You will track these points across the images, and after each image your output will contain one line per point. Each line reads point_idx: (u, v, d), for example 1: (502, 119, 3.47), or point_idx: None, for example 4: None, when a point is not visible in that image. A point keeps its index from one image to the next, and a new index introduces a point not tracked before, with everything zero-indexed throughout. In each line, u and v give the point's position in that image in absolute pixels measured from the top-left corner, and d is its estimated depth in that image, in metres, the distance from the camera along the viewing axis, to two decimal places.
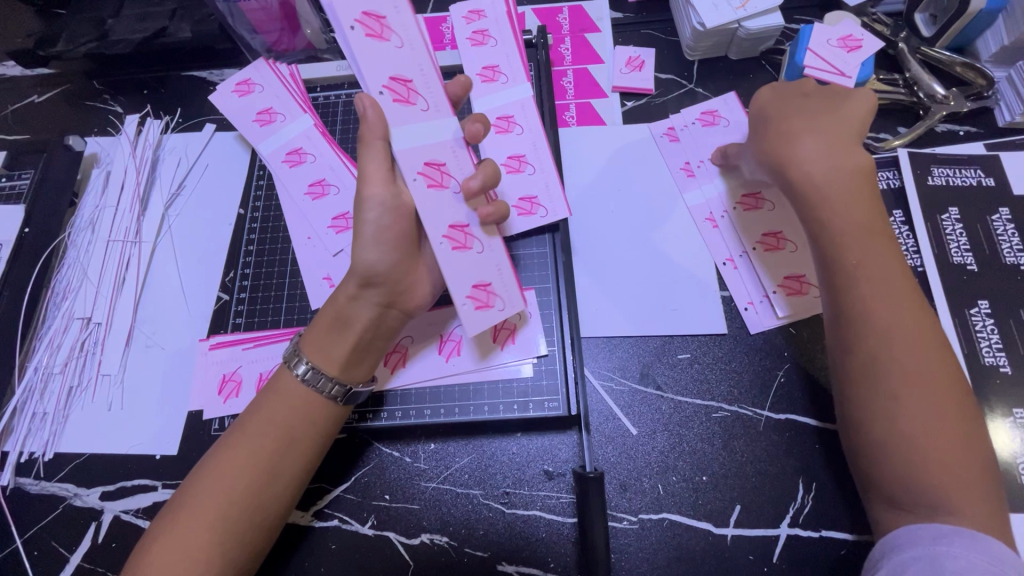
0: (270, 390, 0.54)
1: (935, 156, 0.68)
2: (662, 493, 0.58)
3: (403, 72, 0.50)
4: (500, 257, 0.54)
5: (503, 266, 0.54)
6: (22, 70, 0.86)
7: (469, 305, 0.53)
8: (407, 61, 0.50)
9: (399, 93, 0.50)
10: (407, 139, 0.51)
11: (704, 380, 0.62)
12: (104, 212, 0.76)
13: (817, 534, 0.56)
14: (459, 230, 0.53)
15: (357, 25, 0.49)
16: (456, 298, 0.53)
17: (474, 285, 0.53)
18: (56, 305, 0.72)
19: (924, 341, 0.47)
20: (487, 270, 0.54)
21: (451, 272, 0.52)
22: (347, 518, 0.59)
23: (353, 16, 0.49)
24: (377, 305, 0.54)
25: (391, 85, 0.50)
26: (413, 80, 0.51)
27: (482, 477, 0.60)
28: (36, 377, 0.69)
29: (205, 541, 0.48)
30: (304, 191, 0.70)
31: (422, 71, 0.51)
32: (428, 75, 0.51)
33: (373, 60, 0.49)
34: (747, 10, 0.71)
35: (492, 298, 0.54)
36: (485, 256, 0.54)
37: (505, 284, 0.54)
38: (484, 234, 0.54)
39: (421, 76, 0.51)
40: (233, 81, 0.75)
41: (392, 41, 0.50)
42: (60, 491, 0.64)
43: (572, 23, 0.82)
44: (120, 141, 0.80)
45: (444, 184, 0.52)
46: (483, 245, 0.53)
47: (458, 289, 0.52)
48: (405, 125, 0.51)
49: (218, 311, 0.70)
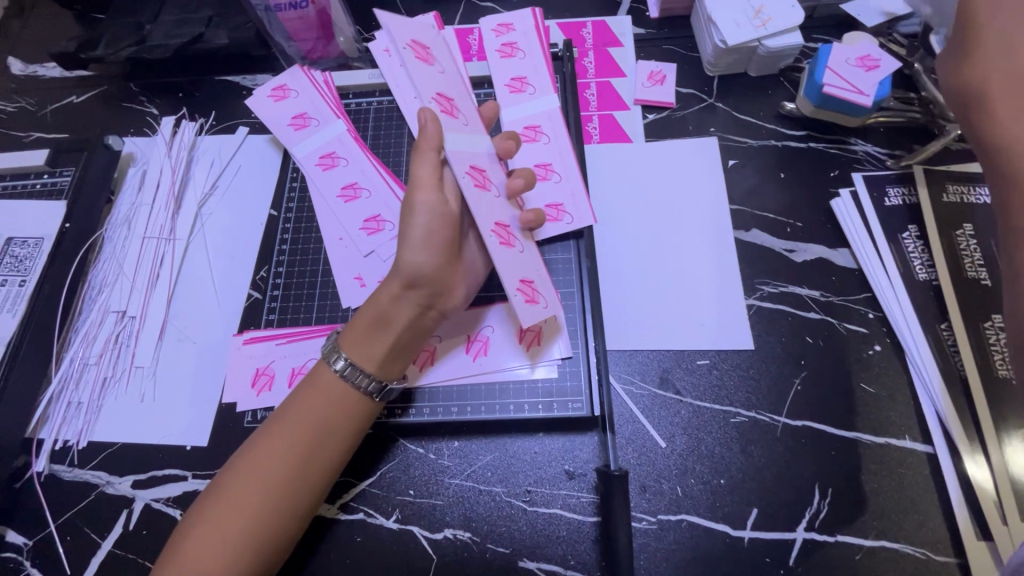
0: (308, 383, 0.56)
1: (950, 173, 0.69)
2: (681, 495, 0.59)
3: (447, 91, 0.57)
4: (535, 259, 0.58)
5: (540, 268, 0.58)
6: (63, 72, 0.90)
7: (519, 297, 0.55)
8: (449, 83, 0.59)
9: (446, 106, 0.56)
10: (456, 144, 0.55)
11: (722, 386, 0.63)
12: (140, 210, 0.79)
13: (832, 539, 0.57)
14: (503, 228, 0.56)
15: (408, 48, 0.57)
16: (508, 289, 0.54)
17: (521, 279, 0.56)
18: (92, 299, 0.75)
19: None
20: (529, 269, 0.57)
21: (501, 265, 0.54)
22: (373, 512, 0.61)
23: (406, 39, 0.57)
24: (419, 304, 0.56)
25: (436, 99, 0.56)
26: (456, 99, 0.58)
27: (504, 475, 0.62)
28: (72, 368, 0.71)
29: (243, 526, 0.50)
30: (337, 194, 0.73)
31: (460, 94, 0.59)
32: (466, 100, 0.59)
33: (426, 78, 0.56)
34: (767, 29, 0.74)
35: (536, 294, 0.56)
36: (524, 256, 0.57)
37: (545, 285, 0.58)
38: (523, 236, 0.58)
39: (462, 97, 0.59)
40: (269, 86, 0.77)
41: (438, 66, 0.59)
42: (93, 479, 0.66)
43: (595, 38, 0.85)
44: (157, 142, 0.83)
45: (486, 187, 0.56)
46: (523, 246, 0.58)
47: (508, 281, 0.54)
48: (453, 131, 0.55)
49: (249, 308, 0.73)
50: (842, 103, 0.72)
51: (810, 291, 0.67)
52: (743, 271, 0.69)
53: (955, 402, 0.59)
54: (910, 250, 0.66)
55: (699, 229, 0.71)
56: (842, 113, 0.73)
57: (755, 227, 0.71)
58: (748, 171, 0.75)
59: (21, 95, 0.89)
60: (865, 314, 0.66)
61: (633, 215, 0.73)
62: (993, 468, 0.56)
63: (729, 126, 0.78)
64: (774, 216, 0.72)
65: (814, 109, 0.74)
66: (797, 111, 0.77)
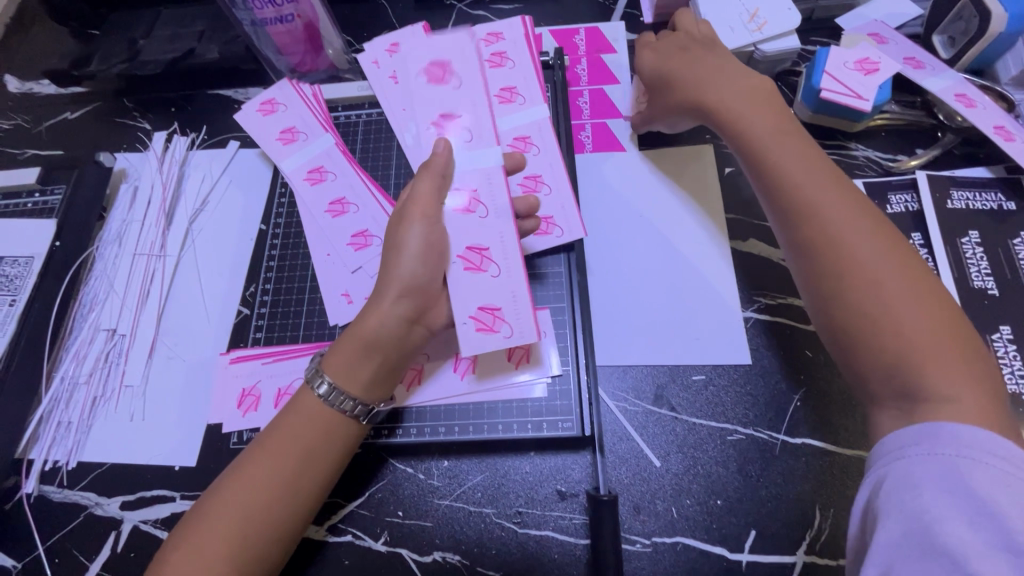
0: (291, 407, 0.55)
1: (954, 179, 0.68)
2: (675, 516, 0.58)
3: (451, 110, 0.60)
4: (516, 286, 0.55)
5: (518, 294, 0.55)
6: (57, 89, 0.90)
7: (470, 325, 0.54)
8: (461, 101, 0.61)
9: (444, 126, 0.60)
10: (448, 161, 0.59)
11: (718, 402, 0.62)
12: (130, 227, 0.79)
13: (834, 562, 0.55)
14: (476, 252, 0.55)
15: (423, 75, 0.62)
16: (458, 318, 0.54)
17: (482, 306, 0.54)
18: (83, 317, 0.74)
19: (865, 219, 0.51)
20: (499, 295, 0.55)
21: (458, 290, 0.54)
22: (361, 534, 0.60)
23: (421, 68, 0.62)
24: (406, 322, 0.54)
25: (438, 121, 0.60)
26: (461, 114, 0.60)
27: (494, 496, 0.60)
28: (61, 387, 0.71)
29: (221, 557, 0.49)
30: (325, 209, 0.72)
31: (469, 109, 0.60)
32: (476, 114, 0.60)
33: (428, 99, 0.61)
34: (763, 33, 0.72)
35: (497, 323, 0.54)
36: (499, 282, 0.55)
37: (515, 312, 0.54)
38: (503, 258, 0.55)
39: (470, 112, 0.60)
40: (258, 101, 0.77)
41: (451, 84, 0.61)
42: (82, 500, 0.65)
43: (588, 44, 0.84)
44: (149, 157, 0.83)
45: (474, 209, 0.56)
46: (500, 269, 0.55)
47: (460, 308, 0.54)
48: (450, 148, 0.59)
49: (237, 325, 0.72)
50: (840, 108, 0.70)
51: None
52: (740, 283, 0.67)
53: None
54: None
55: (693, 239, 0.70)
56: (841, 118, 0.71)
57: (753, 237, 0.69)
58: (745, 179, 0.73)
59: (16, 112, 0.89)
60: None
61: (627, 224, 0.72)
62: None
63: None
64: None
65: (811, 114, 0.73)
66: (794, 116, 0.75)
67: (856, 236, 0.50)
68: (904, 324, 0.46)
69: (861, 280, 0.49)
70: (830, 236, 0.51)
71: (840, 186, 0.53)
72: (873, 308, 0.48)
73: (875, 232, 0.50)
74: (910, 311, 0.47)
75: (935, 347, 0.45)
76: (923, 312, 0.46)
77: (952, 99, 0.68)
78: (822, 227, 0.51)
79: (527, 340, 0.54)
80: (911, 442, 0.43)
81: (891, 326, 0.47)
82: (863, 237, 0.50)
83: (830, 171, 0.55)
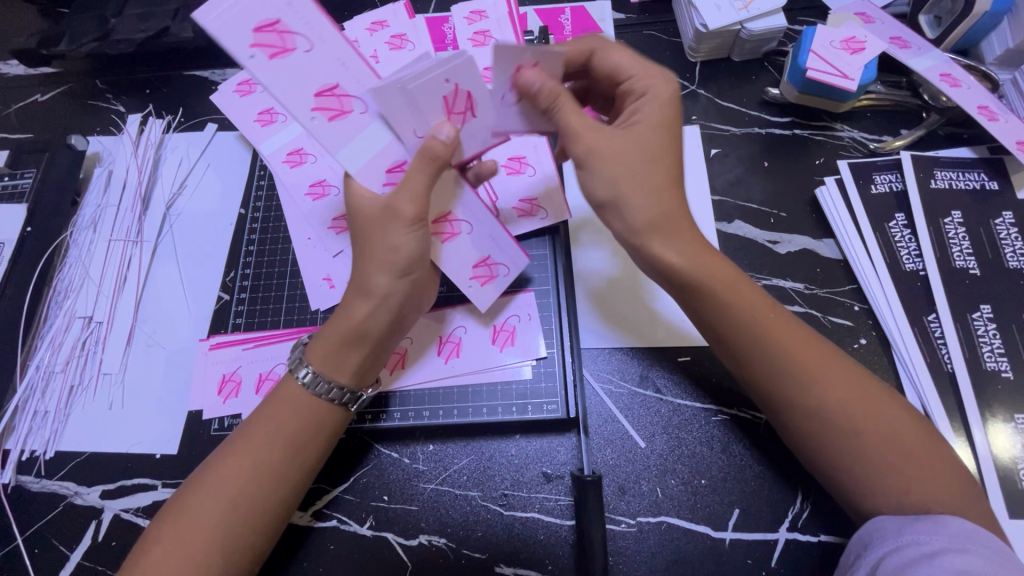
0: (273, 398, 0.54)
1: (937, 159, 0.68)
2: (660, 496, 0.58)
3: (325, 82, 0.48)
4: (493, 229, 0.56)
5: (496, 233, 0.56)
6: (27, 70, 0.86)
7: (475, 283, 0.59)
8: (325, 63, 0.48)
9: (332, 107, 0.49)
10: (358, 157, 0.52)
11: (705, 385, 0.61)
12: (105, 212, 0.76)
13: (815, 538, 0.55)
14: (444, 220, 0.55)
15: (257, 49, 0.46)
16: (461, 283, 0.58)
17: (475, 263, 0.58)
18: (58, 304, 0.72)
19: (804, 343, 0.48)
20: (483, 246, 0.57)
21: (452, 263, 0.57)
22: (346, 519, 0.59)
23: (248, 41, 0.45)
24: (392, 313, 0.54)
25: (319, 102, 0.49)
26: (337, 77, 0.49)
27: (480, 479, 0.60)
28: (37, 375, 0.69)
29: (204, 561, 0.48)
30: (305, 191, 0.70)
31: (342, 67, 0.49)
32: (353, 70, 0.49)
33: (290, 82, 0.48)
34: (749, 12, 0.71)
35: (494, 269, 0.58)
36: (477, 234, 0.56)
37: (502, 252, 0.57)
38: (467, 213, 0.55)
39: (345, 74, 0.49)
40: (234, 82, 0.75)
41: (299, 47, 0.47)
42: (61, 489, 0.64)
43: (573, 23, 0.81)
44: (123, 140, 0.80)
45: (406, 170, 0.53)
46: (471, 223, 0.56)
47: (460, 276, 0.58)
48: (350, 139, 0.51)
49: (218, 311, 0.71)
50: (826, 87, 0.69)
51: (794, 284, 0.67)
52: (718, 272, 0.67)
53: (942, 397, 0.59)
54: (897, 240, 0.65)
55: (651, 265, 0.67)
56: (825, 98, 0.71)
57: (738, 218, 0.70)
58: (730, 160, 0.73)
59: None
60: (850, 306, 0.65)
61: (585, 237, 0.70)
62: (977, 455, 0.56)
63: (712, 113, 0.76)
64: (757, 206, 0.71)
65: (798, 94, 0.72)
66: (781, 96, 0.74)
67: (809, 373, 0.47)
68: (906, 470, 0.44)
69: (823, 417, 0.46)
70: (790, 380, 0.47)
71: (768, 311, 0.49)
72: (873, 466, 0.45)
73: (819, 356, 0.47)
74: (905, 452, 0.45)
75: (943, 486, 0.44)
76: (915, 445, 0.45)
77: (937, 78, 0.67)
78: (767, 372, 0.48)
79: (524, 263, 0.58)
80: (904, 530, 0.42)
81: (904, 473, 0.44)
82: (837, 398, 0.46)
83: (755, 293, 0.50)
